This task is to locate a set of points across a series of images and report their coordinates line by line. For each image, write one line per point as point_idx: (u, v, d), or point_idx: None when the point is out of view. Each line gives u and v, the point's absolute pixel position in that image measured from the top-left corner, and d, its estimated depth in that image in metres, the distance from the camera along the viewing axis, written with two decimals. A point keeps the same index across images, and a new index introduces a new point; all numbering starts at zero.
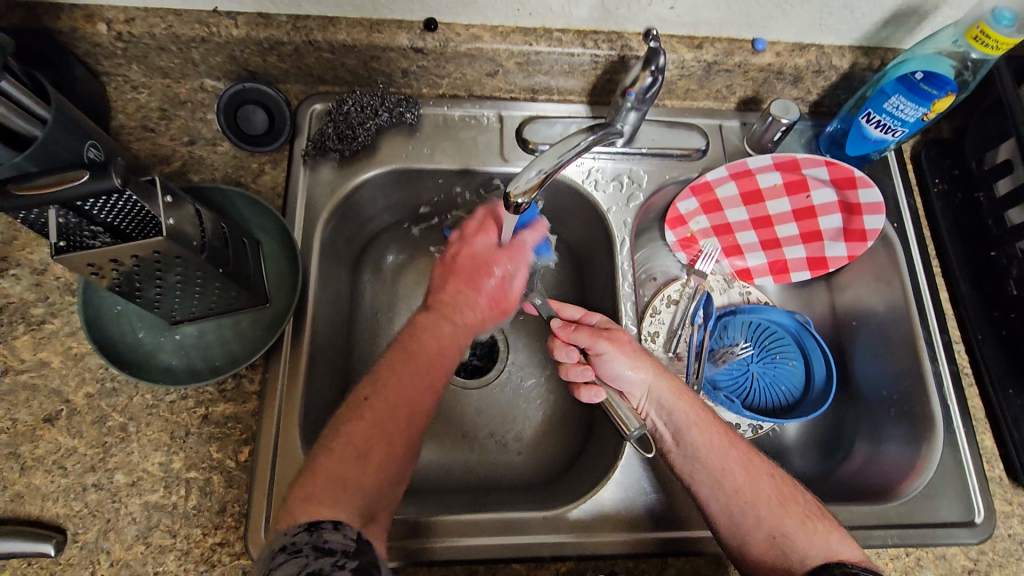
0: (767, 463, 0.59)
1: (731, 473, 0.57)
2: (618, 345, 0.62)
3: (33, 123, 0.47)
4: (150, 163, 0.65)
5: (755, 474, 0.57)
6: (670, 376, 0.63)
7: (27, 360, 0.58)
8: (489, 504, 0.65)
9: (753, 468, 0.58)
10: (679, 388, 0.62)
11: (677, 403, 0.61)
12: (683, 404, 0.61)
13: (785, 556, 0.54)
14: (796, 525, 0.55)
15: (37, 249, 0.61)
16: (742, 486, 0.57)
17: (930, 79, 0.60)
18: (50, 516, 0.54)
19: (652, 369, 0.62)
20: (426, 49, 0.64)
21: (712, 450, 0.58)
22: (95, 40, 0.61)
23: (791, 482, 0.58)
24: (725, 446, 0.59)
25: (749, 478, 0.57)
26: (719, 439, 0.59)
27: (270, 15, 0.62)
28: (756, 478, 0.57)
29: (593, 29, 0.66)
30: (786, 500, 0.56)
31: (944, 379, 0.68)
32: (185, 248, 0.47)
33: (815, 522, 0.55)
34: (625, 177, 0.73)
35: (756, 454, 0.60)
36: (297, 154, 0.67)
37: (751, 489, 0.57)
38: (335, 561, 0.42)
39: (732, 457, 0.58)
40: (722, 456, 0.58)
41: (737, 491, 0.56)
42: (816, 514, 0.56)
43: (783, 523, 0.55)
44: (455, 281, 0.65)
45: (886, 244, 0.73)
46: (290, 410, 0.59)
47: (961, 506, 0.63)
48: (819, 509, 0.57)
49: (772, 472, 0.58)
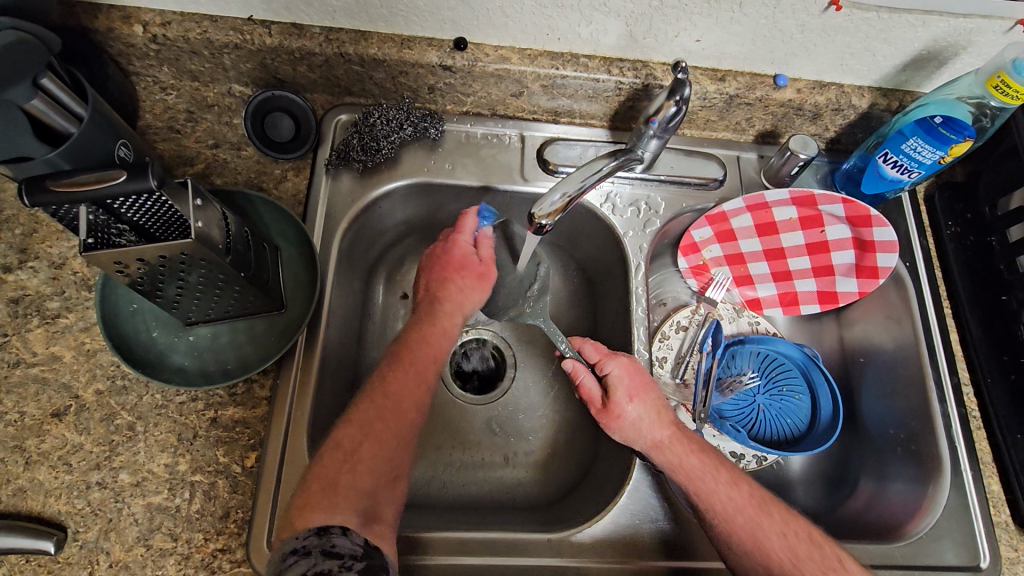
0: (776, 519, 0.57)
1: (737, 535, 0.56)
2: (609, 421, 0.62)
3: (70, 122, 0.48)
4: (174, 163, 0.66)
5: (765, 538, 0.56)
6: (670, 445, 0.60)
7: (39, 353, 0.58)
8: (493, 522, 0.65)
9: (760, 531, 0.56)
10: (679, 459, 0.60)
11: (674, 476, 0.59)
12: (680, 475, 0.59)
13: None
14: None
15: (56, 243, 0.61)
16: (752, 548, 0.56)
17: (948, 124, 0.61)
18: (51, 513, 0.53)
19: (646, 442, 0.61)
20: (455, 67, 0.65)
21: (717, 518, 0.57)
22: (130, 41, 0.62)
23: (807, 537, 0.57)
24: (732, 511, 0.57)
25: (760, 542, 0.56)
26: (724, 507, 0.57)
27: (303, 26, 0.63)
28: (766, 544, 0.56)
29: (619, 57, 0.67)
30: (800, 561, 0.55)
31: (952, 422, 0.68)
32: (211, 251, 0.47)
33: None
34: (642, 203, 0.74)
35: (765, 512, 0.57)
36: (321, 163, 0.68)
37: (763, 553, 0.55)
38: (342, 563, 0.44)
39: (739, 521, 0.57)
40: (728, 521, 0.57)
41: (748, 554, 0.56)
42: (832, 568, 0.55)
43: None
44: (433, 270, 0.67)
45: (898, 283, 0.74)
46: (299, 417, 0.59)
47: (965, 550, 0.63)
48: (839, 562, 0.55)
49: (783, 531, 0.57)
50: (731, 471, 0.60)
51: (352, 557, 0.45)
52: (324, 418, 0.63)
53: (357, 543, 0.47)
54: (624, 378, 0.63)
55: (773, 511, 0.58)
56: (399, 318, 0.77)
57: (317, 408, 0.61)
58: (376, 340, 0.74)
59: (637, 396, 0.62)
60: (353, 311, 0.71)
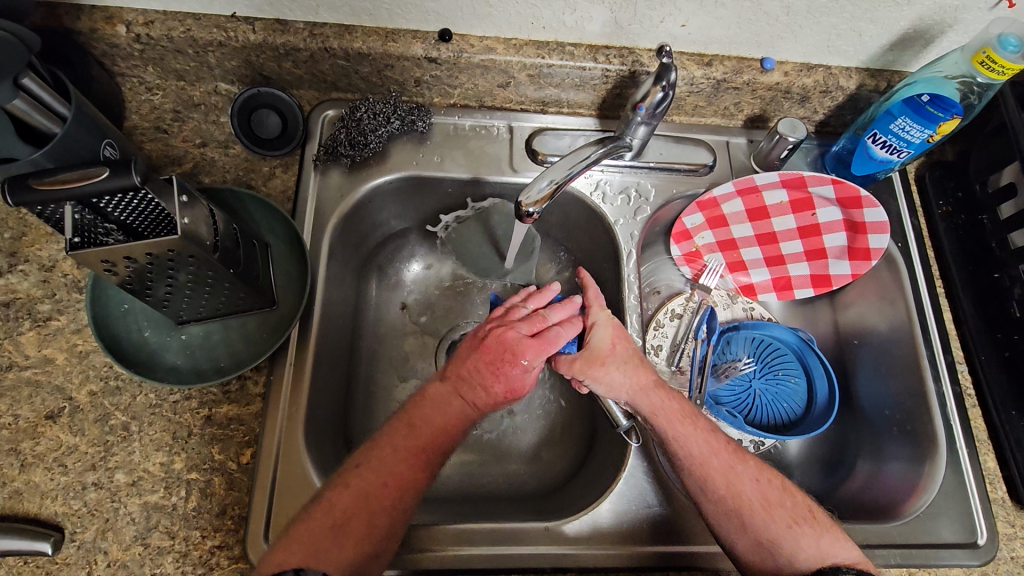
0: (751, 467, 0.58)
1: (711, 479, 0.56)
2: (590, 367, 0.61)
3: (54, 122, 0.48)
4: (162, 163, 0.66)
5: (738, 482, 0.56)
6: (652, 389, 0.60)
7: (31, 356, 0.58)
8: (490, 513, 0.65)
9: (734, 476, 0.57)
10: (659, 402, 0.59)
11: (654, 420, 0.59)
12: (660, 419, 0.59)
13: (773, 559, 0.54)
14: (781, 529, 0.55)
15: (46, 246, 0.61)
16: (725, 492, 0.56)
17: (935, 101, 0.61)
18: (48, 514, 0.53)
19: (628, 387, 0.60)
20: (440, 59, 0.65)
21: (692, 461, 0.57)
22: (113, 41, 0.62)
23: (779, 484, 0.58)
24: (707, 455, 0.57)
25: (732, 487, 0.56)
26: (700, 450, 0.57)
27: (287, 22, 0.63)
28: (739, 488, 0.56)
29: (605, 44, 0.67)
30: (771, 505, 0.56)
31: (947, 401, 0.68)
32: (199, 248, 0.47)
33: (803, 525, 0.55)
34: (632, 190, 0.74)
35: (740, 459, 0.58)
36: (309, 159, 0.68)
37: (734, 496, 0.56)
38: None
39: (712, 464, 0.57)
40: (703, 464, 0.57)
41: (721, 498, 0.56)
42: (803, 516, 0.56)
43: (769, 527, 0.55)
44: (477, 359, 0.58)
45: (890, 264, 0.74)
46: (293, 413, 0.59)
47: (963, 527, 0.63)
48: (808, 511, 0.56)
49: (757, 477, 0.57)
50: (706, 419, 0.61)
51: None
52: (319, 414, 0.63)
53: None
54: (608, 327, 0.63)
55: (748, 460, 0.58)
56: (392, 312, 0.77)
57: (312, 404, 0.61)
58: (370, 335, 0.75)
59: (618, 341, 0.62)
60: (346, 307, 0.71)
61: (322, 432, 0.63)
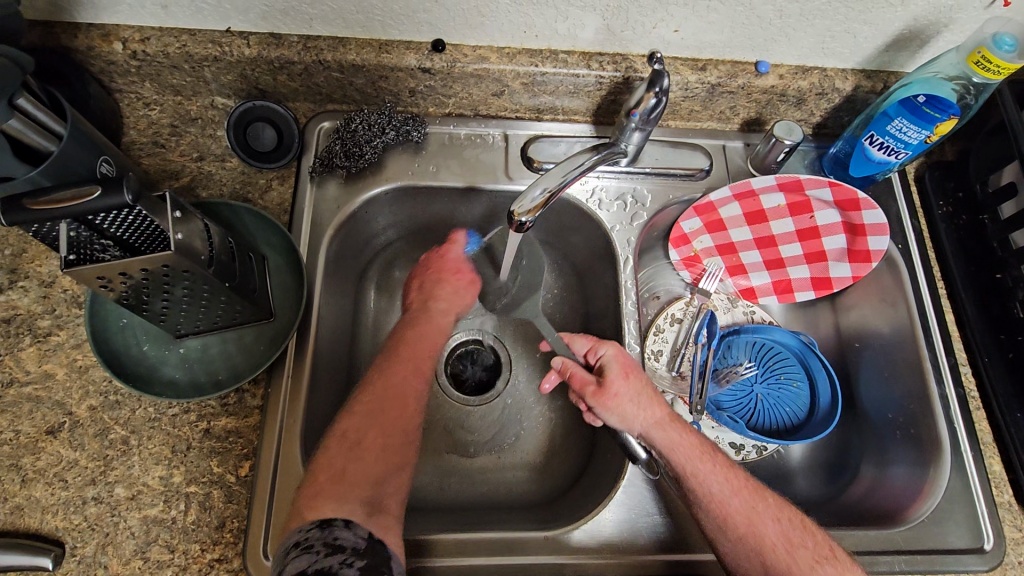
0: (771, 505, 0.57)
1: (731, 518, 0.55)
2: (604, 400, 0.62)
3: (49, 139, 0.48)
4: (160, 178, 0.66)
5: (759, 522, 0.55)
6: (667, 424, 0.60)
7: (31, 372, 0.58)
8: (490, 522, 0.65)
9: (754, 514, 0.56)
10: (676, 437, 0.59)
11: (670, 455, 0.59)
12: (677, 455, 0.58)
13: None
14: (804, 571, 0.53)
15: (46, 262, 0.62)
16: (746, 532, 0.55)
17: (931, 102, 0.60)
18: (49, 529, 0.54)
19: (644, 420, 0.60)
20: (434, 70, 0.65)
21: (710, 499, 0.56)
22: (110, 58, 0.62)
23: (801, 522, 0.56)
24: (726, 493, 0.56)
25: (752, 526, 0.55)
26: (718, 487, 0.56)
27: (281, 36, 0.63)
28: (760, 529, 0.55)
29: (599, 51, 0.67)
30: (793, 546, 0.55)
31: (950, 402, 0.67)
32: (194, 263, 0.47)
33: (825, 565, 0.53)
34: (628, 196, 0.74)
35: (760, 498, 0.57)
36: (304, 171, 0.68)
37: (756, 538, 0.55)
38: (343, 559, 0.44)
39: (733, 504, 0.56)
40: (722, 503, 0.56)
41: (741, 539, 0.55)
42: (826, 556, 0.54)
43: (791, 570, 0.53)
44: (422, 279, 0.70)
45: (891, 265, 0.73)
46: (291, 424, 0.59)
47: (970, 532, 0.62)
48: (830, 550, 0.55)
49: (778, 516, 0.56)
50: (724, 455, 0.60)
51: (354, 550, 0.45)
52: (317, 425, 0.63)
53: (360, 537, 0.46)
54: (618, 359, 0.63)
55: (768, 498, 0.57)
56: (391, 321, 0.77)
57: (310, 416, 0.61)
58: (368, 345, 0.75)
59: (631, 374, 0.62)
60: (344, 317, 0.71)
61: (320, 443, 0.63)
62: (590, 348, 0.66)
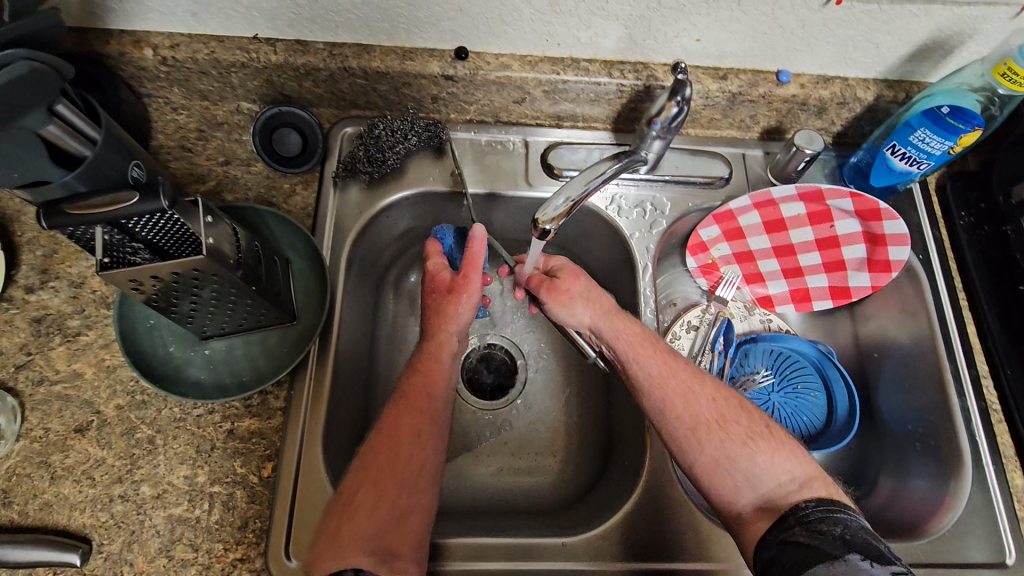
0: (709, 387, 0.58)
1: (670, 401, 0.57)
2: (556, 297, 0.63)
3: (85, 145, 0.49)
4: (187, 181, 0.67)
5: (697, 402, 0.57)
6: (615, 315, 0.62)
7: (61, 371, 0.59)
8: (507, 527, 0.65)
9: (692, 396, 0.57)
10: (622, 326, 0.61)
11: (616, 342, 0.60)
12: (622, 342, 0.60)
13: (732, 480, 0.53)
14: (738, 446, 0.54)
15: (76, 263, 0.63)
16: (684, 415, 0.56)
17: (956, 113, 0.60)
18: (77, 526, 0.55)
19: (589, 314, 0.62)
20: (457, 77, 0.66)
21: (651, 381, 0.58)
22: (141, 64, 0.63)
23: (738, 404, 0.58)
24: (666, 376, 0.58)
25: (691, 408, 0.56)
26: (658, 371, 0.58)
27: (307, 43, 0.64)
28: (697, 408, 0.56)
29: (620, 59, 0.67)
30: (728, 423, 0.56)
31: (972, 417, 0.67)
32: (224, 268, 0.48)
33: (758, 442, 0.55)
34: (647, 204, 0.74)
35: (698, 379, 0.58)
36: (328, 176, 0.69)
37: (693, 417, 0.56)
38: None
39: (672, 385, 0.57)
40: (661, 385, 0.58)
41: (678, 419, 0.56)
42: (760, 433, 0.55)
43: (726, 446, 0.54)
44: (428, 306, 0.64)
45: (911, 276, 0.73)
46: (314, 427, 0.60)
47: (990, 546, 0.62)
48: (766, 428, 0.56)
49: (715, 396, 0.57)
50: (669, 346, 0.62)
51: None
52: (338, 428, 0.64)
53: None
54: (566, 264, 0.66)
55: (707, 380, 0.59)
56: (410, 325, 0.78)
57: (331, 418, 0.62)
58: (387, 348, 0.75)
59: (581, 274, 0.65)
60: (364, 321, 0.72)
61: (340, 445, 0.64)
62: (545, 258, 0.68)
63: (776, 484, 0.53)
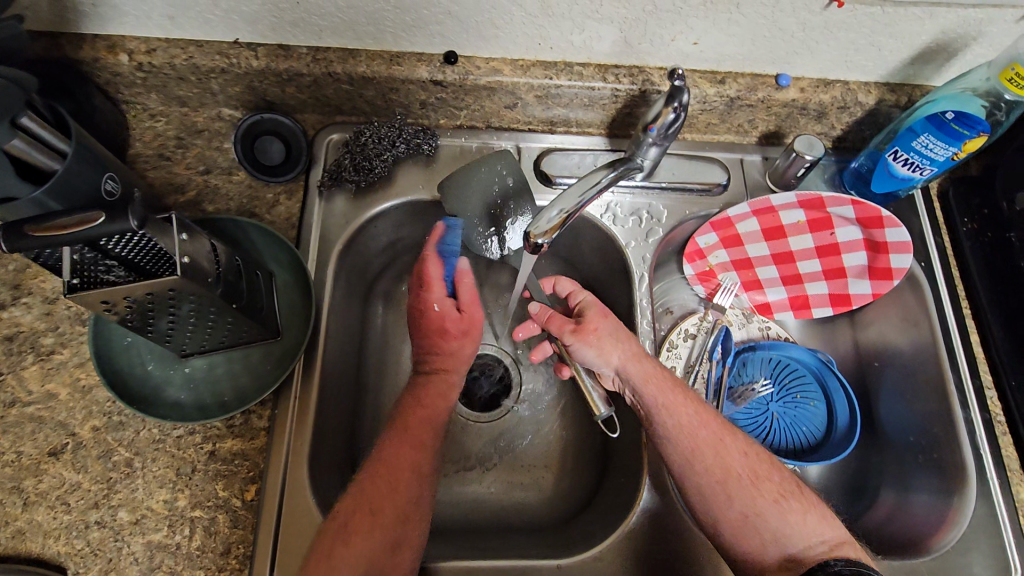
0: (740, 439, 0.57)
1: (699, 452, 0.55)
2: (584, 336, 0.60)
3: (54, 158, 0.47)
4: (166, 191, 0.65)
5: (727, 455, 0.56)
6: (643, 357, 0.60)
7: (34, 391, 0.57)
8: (501, 546, 0.63)
9: (723, 448, 0.56)
10: (652, 370, 0.59)
11: (645, 387, 0.59)
12: (653, 388, 0.58)
13: (759, 535, 0.53)
14: (769, 504, 0.53)
15: (50, 278, 0.61)
16: (714, 467, 0.55)
17: (960, 119, 0.58)
18: (51, 555, 0.52)
19: (621, 356, 0.60)
20: (446, 82, 0.64)
21: (681, 431, 0.56)
22: (116, 70, 0.61)
23: (766, 458, 0.57)
24: (697, 427, 0.56)
25: (721, 460, 0.55)
26: (690, 420, 0.57)
27: (290, 47, 0.62)
28: (727, 461, 0.55)
29: (614, 63, 0.65)
30: (757, 478, 0.55)
31: (976, 427, 0.65)
32: (201, 284, 0.46)
33: (790, 501, 0.54)
34: (643, 211, 0.72)
35: (728, 432, 0.57)
36: (313, 185, 0.67)
37: (724, 470, 0.55)
38: None
39: (703, 437, 0.56)
40: (693, 435, 0.56)
41: (708, 471, 0.55)
42: (790, 491, 0.55)
43: (756, 501, 0.54)
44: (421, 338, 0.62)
45: (913, 284, 0.71)
46: (299, 447, 0.58)
47: (996, 562, 0.61)
48: (796, 486, 0.55)
49: (746, 450, 0.56)
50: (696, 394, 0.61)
51: None
52: (325, 446, 0.62)
53: None
54: (593, 304, 0.64)
55: (737, 433, 0.58)
56: (400, 337, 0.76)
57: (317, 437, 0.60)
58: (376, 361, 0.73)
59: (609, 315, 0.62)
60: (352, 333, 0.70)
61: (327, 463, 0.61)
62: (569, 292, 0.66)
63: (802, 543, 0.52)
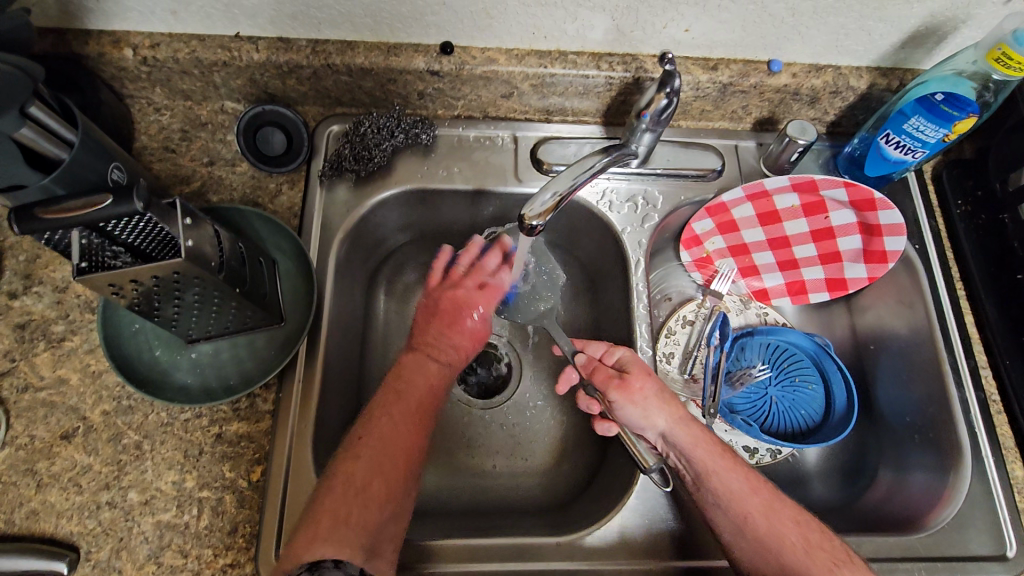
0: (790, 506, 0.56)
1: (752, 519, 0.55)
2: (629, 394, 0.60)
3: (62, 148, 0.49)
4: (171, 183, 0.66)
5: (779, 523, 0.55)
6: (689, 421, 0.60)
7: (46, 377, 0.59)
8: (502, 528, 0.65)
9: (775, 513, 0.55)
10: (697, 434, 0.59)
11: (695, 452, 0.58)
12: (702, 453, 0.58)
13: None
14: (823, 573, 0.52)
15: (60, 268, 0.62)
16: (766, 533, 0.54)
17: (950, 100, 0.59)
18: (64, 534, 0.54)
19: (667, 419, 0.59)
20: (442, 72, 0.65)
21: (732, 498, 0.56)
22: (121, 64, 0.62)
23: (819, 525, 0.56)
24: (747, 493, 0.56)
25: (771, 526, 0.55)
26: (741, 487, 0.56)
27: (290, 40, 0.63)
28: (780, 528, 0.55)
29: (608, 52, 0.66)
30: (813, 548, 0.54)
31: (971, 407, 0.66)
32: (204, 268, 0.47)
33: (843, 568, 0.52)
34: (639, 198, 0.73)
35: (780, 498, 0.57)
36: (314, 175, 0.68)
37: (777, 538, 0.54)
38: None
39: (753, 504, 0.56)
40: (743, 502, 0.56)
41: (758, 539, 0.54)
42: (841, 559, 0.53)
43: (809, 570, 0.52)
44: (438, 324, 0.62)
45: (908, 266, 0.72)
46: (302, 430, 0.59)
47: (992, 539, 0.61)
48: (847, 554, 0.54)
49: (797, 518, 0.55)
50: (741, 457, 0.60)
51: None
52: (329, 429, 0.63)
53: None
54: (633, 359, 0.62)
55: (785, 498, 0.57)
56: (401, 326, 0.77)
57: (321, 420, 0.61)
58: (378, 349, 0.75)
59: (653, 372, 0.61)
60: (355, 321, 0.71)
61: (332, 445, 0.63)
62: (605, 351, 0.64)
63: None
